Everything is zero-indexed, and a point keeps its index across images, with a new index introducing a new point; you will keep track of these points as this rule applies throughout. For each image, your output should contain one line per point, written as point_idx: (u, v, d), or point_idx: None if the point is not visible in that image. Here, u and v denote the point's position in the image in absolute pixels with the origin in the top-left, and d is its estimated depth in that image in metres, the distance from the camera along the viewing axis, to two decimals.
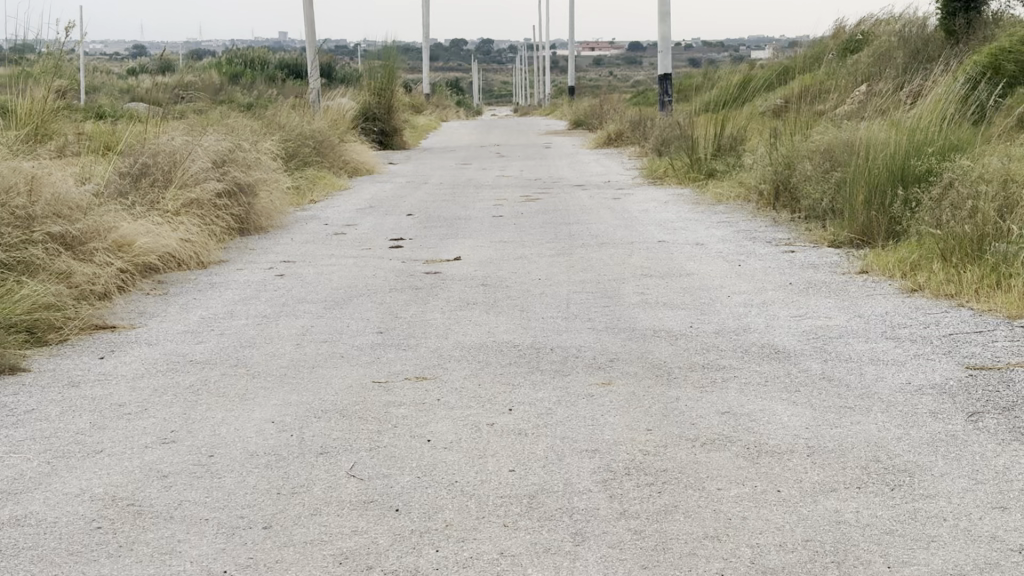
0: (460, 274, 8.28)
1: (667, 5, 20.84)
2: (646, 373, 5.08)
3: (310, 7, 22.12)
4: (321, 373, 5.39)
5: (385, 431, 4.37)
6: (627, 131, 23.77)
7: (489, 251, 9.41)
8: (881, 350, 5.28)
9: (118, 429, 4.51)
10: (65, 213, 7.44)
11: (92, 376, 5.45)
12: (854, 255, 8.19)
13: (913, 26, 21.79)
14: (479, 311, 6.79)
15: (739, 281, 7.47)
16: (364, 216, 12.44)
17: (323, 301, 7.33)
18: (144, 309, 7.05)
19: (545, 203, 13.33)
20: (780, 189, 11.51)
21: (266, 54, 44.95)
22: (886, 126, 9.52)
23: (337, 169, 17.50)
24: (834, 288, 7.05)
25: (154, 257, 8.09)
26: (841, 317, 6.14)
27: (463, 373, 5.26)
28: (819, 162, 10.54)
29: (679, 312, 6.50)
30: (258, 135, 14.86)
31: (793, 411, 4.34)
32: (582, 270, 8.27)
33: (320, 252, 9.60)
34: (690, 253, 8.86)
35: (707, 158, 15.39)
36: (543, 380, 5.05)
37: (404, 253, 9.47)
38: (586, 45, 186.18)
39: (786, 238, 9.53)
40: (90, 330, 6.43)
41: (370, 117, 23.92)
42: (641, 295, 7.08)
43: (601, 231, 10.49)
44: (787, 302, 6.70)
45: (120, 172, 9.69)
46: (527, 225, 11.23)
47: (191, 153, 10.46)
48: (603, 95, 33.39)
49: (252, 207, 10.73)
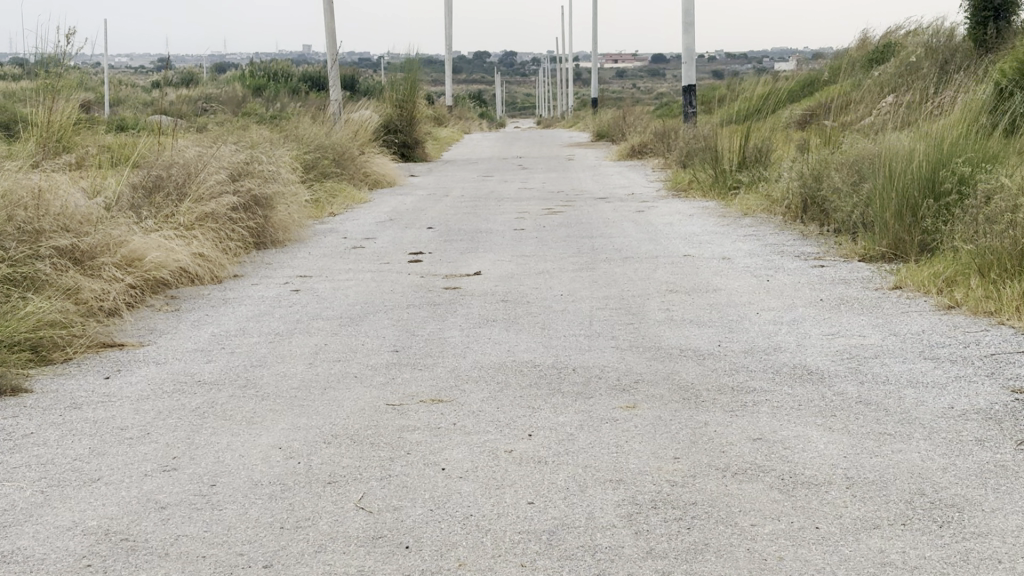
0: (480, 289, 8.06)
1: (690, 15, 20.61)
2: (674, 396, 4.84)
3: (331, 18, 21.98)
4: (333, 394, 5.16)
5: (397, 458, 4.14)
6: (651, 143, 23.55)
7: (510, 266, 9.19)
8: (921, 372, 5.03)
9: (118, 456, 4.29)
10: (74, 227, 7.26)
11: (96, 397, 5.23)
12: (885, 270, 7.93)
13: (941, 37, 21.53)
14: (499, 328, 6.57)
15: (768, 298, 7.22)
16: (384, 229, 12.24)
17: (339, 318, 7.11)
18: (155, 326, 6.84)
19: (568, 216, 13.11)
20: (809, 201, 11.23)
21: (289, 66, 44.96)
22: (915, 137, 9.24)
23: (357, 182, 17.32)
24: (867, 304, 6.80)
25: (165, 272, 7.88)
26: (876, 335, 5.89)
27: (482, 395, 5.03)
28: (848, 174, 10.27)
29: (707, 330, 6.25)
30: (277, 147, 14.69)
31: (830, 438, 4.09)
32: (605, 285, 8.04)
33: (337, 266, 9.40)
34: (716, 268, 8.62)
35: (732, 170, 15.14)
36: (565, 403, 4.81)
37: (423, 267, 9.25)
38: (609, 58, 186.10)
39: (815, 253, 9.27)
40: (97, 348, 6.23)
41: (391, 129, 23.77)
42: (666, 312, 6.83)
43: (625, 245, 10.24)
44: (819, 319, 6.45)
45: (134, 185, 9.52)
46: (549, 238, 11.00)
47: (206, 165, 10.28)
48: (625, 108, 33.14)
49: (269, 221, 10.55)
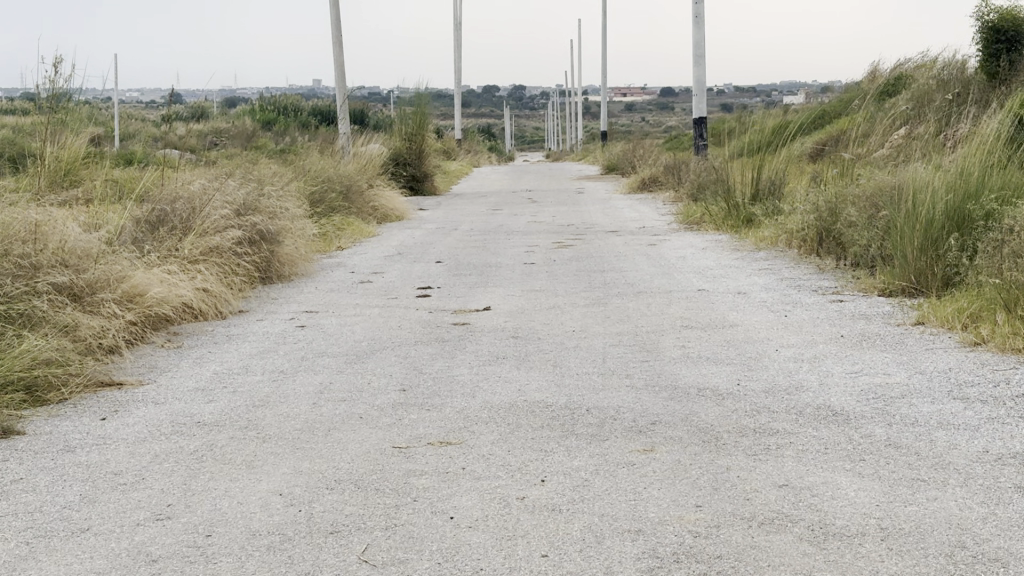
0: (490, 325, 7.86)
1: (701, 47, 20.47)
2: (693, 439, 4.61)
3: (340, 51, 21.88)
4: (337, 436, 4.95)
5: (404, 506, 3.93)
6: (662, 176, 23.38)
7: (520, 301, 8.98)
8: (951, 413, 4.80)
9: (109, 503, 4.08)
10: (73, 263, 7.09)
11: (91, 440, 5.03)
12: (907, 305, 7.72)
13: (952, 70, 21.37)
14: (509, 366, 6.35)
15: (786, 334, 7.00)
16: (392, 263, 12.04)
17: (344, 355, 6.91)
18: (155, 364, 6.65)
19: (579, 250, 12.92)
20: (824, 234, 11.02)
21: (298, 100, 44.97)
22: (932, 169, 9.04)
23: (366, 216, 17.16)
24: (890, 341, 6.58)
25: (167, 307, 7.69)
26: (901, 374, 5.66)
27: (492, 437, 4.81)
28: (865, 207, 10.06)
29: (725, 368, 6.04)
30: (284, 180, 14.53)
31: (860, 484, 3.87)
32: (618, 320, 7.83)
33: (343, 302, 9.20)
34: (732, 303, 8.40)
35: (745, 203, 14.95)
36: (579, 446, 4.59)
37: (432, 303, 9.05)
38: (618, 93, 186.44)
39: (833, 287, 9.05)
40: (94, 388, 6.03)
41: (400, 163, 23.63)
42: (682, 349, 6.61)
43: (637, 279, 10.04)
44: (840, 356, 6.24)
45: (138, 219, 9.35)
46: (560, 273, 10.80)
47: (211, 198, 10.11)
48: (636, 141, 33.02)
49: (274, 255, 10.37)
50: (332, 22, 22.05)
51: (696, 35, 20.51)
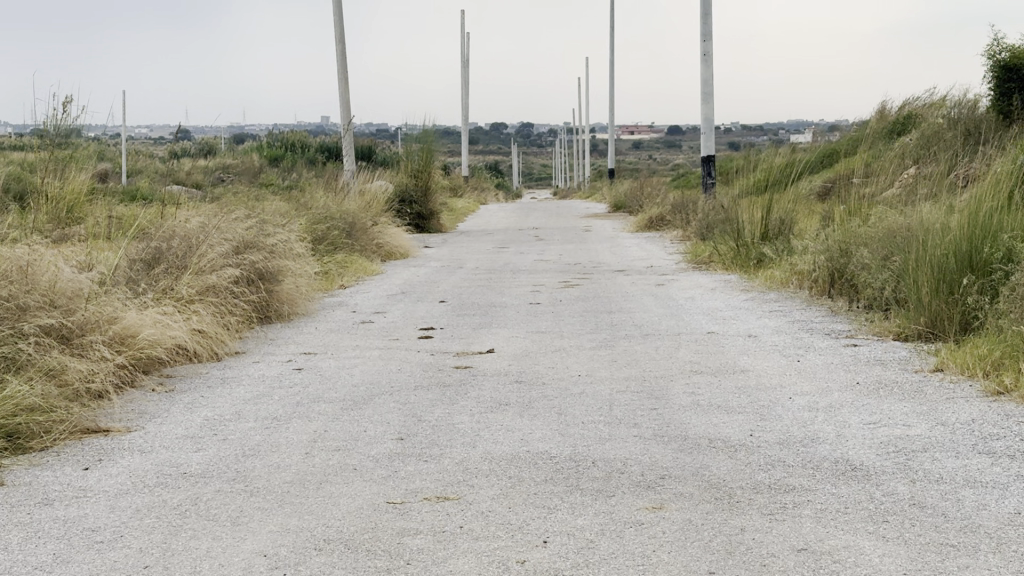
0: (493, 369, 7.60)
1: (710, 85, 20.30)
2: (705, 495, 4.36)
3: (345, 86, 21.74)
4: (329, 490, 4.70)
5: (396, 569, 3.68)
6: (669, 215, 23.17)
7: (525, 343, 8.73)
8: (977, 469, 4.54)
9: (82, 564, 3.83)
10: (62, 303, 6.87)
11: (70, 492, 4.78)
12: (924, 350, 7.47)
13: (963, 109, 21.20)
14: (512, 414, 6.10)
15: (799, 380, 6.75)
16: (395, 303, 11.82)
17: (341, 401, 6.65)
18: (145, 409, 6.40)
19: (586, 290, 12.69)
20: (836, 276, 10.79)
21: (306, 137, 44.95)
22: (947, 210, 8.81)
23: (370, 254, 16.95)
24: (909, 389, 6.33)
25: (161, 349, 7.45)
26: (922, 425, 5.40)
27: (493, 492, 4.56)
28: (878, 248, 9.83)
29: (737, 417, 5.78)
30: (286, 217, 14.33)
31: (884, 549, 3.62)
32: (626, 365, 7.58)
33: (343, 343, 8.96)
34: (743, 347, 8.15)
35: (754, 243, 14.72)
36: (585, 502, 4.34)
37: (433, 345, 8.81)
38: (625, 131, 186.79)
39: (846, 330, 8.82)
40: (80, 435, 5.79)
41: (405, 200, 23.44)
42: (691, 396, 6.35)
43: (644, 321, 9.78)
44: (857, 405, 5.98)
45: (133, 258, 9.14)
46: (565, 314, 10.56)
47: (209, 236, 9.90)
48: (643, 180, 32.85)
49: (274, 294, 10.16)
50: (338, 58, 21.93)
51: (704, 73, 20.35)
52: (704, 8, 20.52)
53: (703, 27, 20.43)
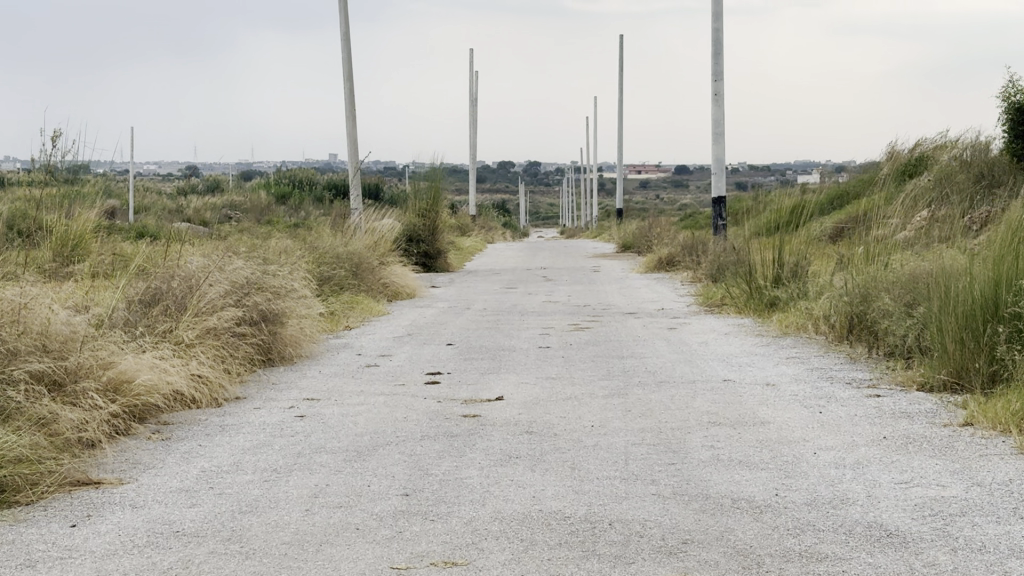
0: (503, 418, 7.32)
1: (720, 125, 20.08)
2: (730, 564, 4.07)
3: (353, 124, 21.56)
4: (330, 553, 4.41)
5: None
6: (679, 256, 22.89)
7: (534, 390, 8.45)
8: (1021, 537, 4.25)
9: None
10: (54, 349, 6.61)
11: (54, 553, 4.50)
12: (950, 403, 7.18)
13: (977, 150, 20.98)
14: (522, 468, 5.82)
15: (824, 434, 6.45)
16: (400, 345, 11.54)
17: (345, 452, 6.37)
18: (138, 459, 6.12)
19: (597, 333, 12.41)
20: (855, 322, 10.51)
21: (314, 175, 44.86)
22: (970, 257, 8.54)
23: (376, 294, 16.69)
24: (938, 445, 6.03)
25: (157, 396, 7.17)
26: (957, 486, 5.11)
27: (503, 557, 4.27)
28: (900, 295, 9.55)
29: (759, 474, 5.50)
30: (290, 256, 14.08)
31: None
32: (641, 415, 7.29)
33: (347, 388, 8.67)
34: (762, 397, 7.85)
35: (768, 287, 14.44)
36: (603, 570, 4.05)
37: (440, 391, 8.51)
38: (632, 169, 186.90)
39: (867, 379, 8.53)
40: (69, 488, 5.52)
41: (413, 239, 23.22)
42: (711, 451, 6.06)
43: (657, 367, 9.48)
44: (886, 462, 5.69)
45: (131, 300, 8.89)
46: (576, 359, 10.28)
47: (210, 277, 9.65)
48: (652, 219, 32.63)
49: (278, 336, 9.89)
50: (346, 95, 21.78)
51: (715, 113, 20.14)
52: (716, 47, 20.35)
53: (715, 67, 20.23)
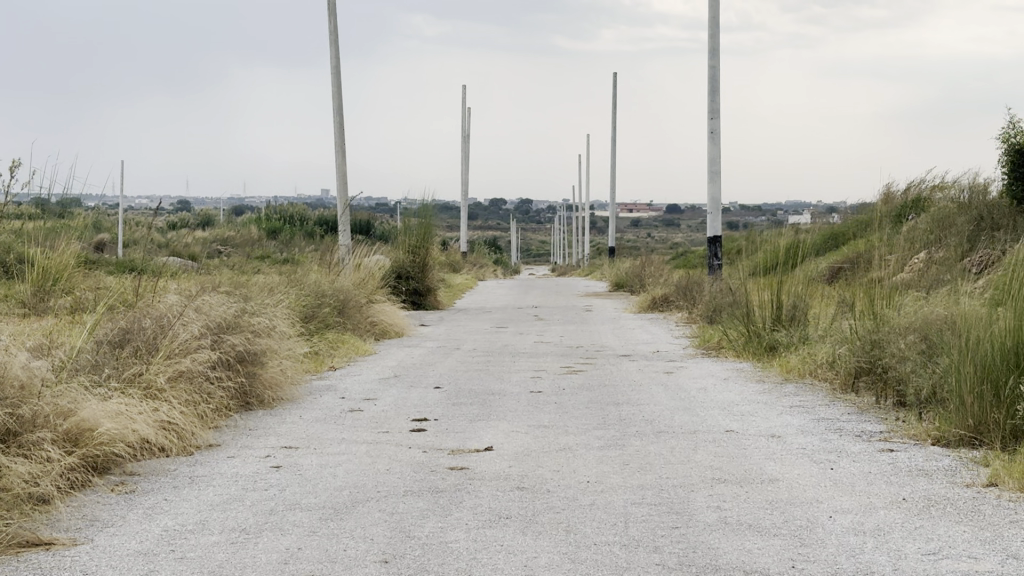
0: (491, 471, 6.84)
1: (717, 163, 19.68)
2: None
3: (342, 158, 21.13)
4: None
5: None
6: (674, 296, 22.44)
7: (525, 440, 7.97)
8: None
9: None
10: (6, 397, 6.13)
11: None
12: (971, 461, 6.70)
13: (975, 191, 20.57)
14: (513, 531, 5.34)
15: (839, 494, 5.98)
16: (386, 388, 11.06)
17: (322, 510, 5.88)
18: (96, 516, 5.64)
19: (591, 376, 11.94)
20: (862, 370, 10.04)
21: (305, 210, 44.41)
22: (986, 304, 8.09)
23: (363, 332, 16.20)
24: (963, 509, 5.56)
25: (122, 445, 6.68)
26: (992, 559, 4.64)
27: None
28: (913, 343, 9.09)
29: (772, 541, 5.02)
30: (273, 292, 13.61)
31: None
32: (640, 470, 6.81)
33: (328, 436, 8.18)
34: (768, 450, 7.37)
35: (766, 328, 13.97)
36: None
37: (425, 440, 8.03)
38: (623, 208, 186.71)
39: (880, 432, 8.04)
40: (15, 548, 5.04)
41: (402, 276, 22.76)
42: (718, 513, 5.59)
43: (656, 416, 9.00)
44: (910, 528, 5.21)
45: (100, 340, 8.40)
46: (570, 405, 9.81)
47: (185, 315, 9.18)
48: (644, 258, 32.20)
49: (255, 378, 9.41)
50: (336, 130, 21.38)
51: (712, 151, 19.75)
52: (713, 84, 19.98)
53: (711, 104, 19.87)
